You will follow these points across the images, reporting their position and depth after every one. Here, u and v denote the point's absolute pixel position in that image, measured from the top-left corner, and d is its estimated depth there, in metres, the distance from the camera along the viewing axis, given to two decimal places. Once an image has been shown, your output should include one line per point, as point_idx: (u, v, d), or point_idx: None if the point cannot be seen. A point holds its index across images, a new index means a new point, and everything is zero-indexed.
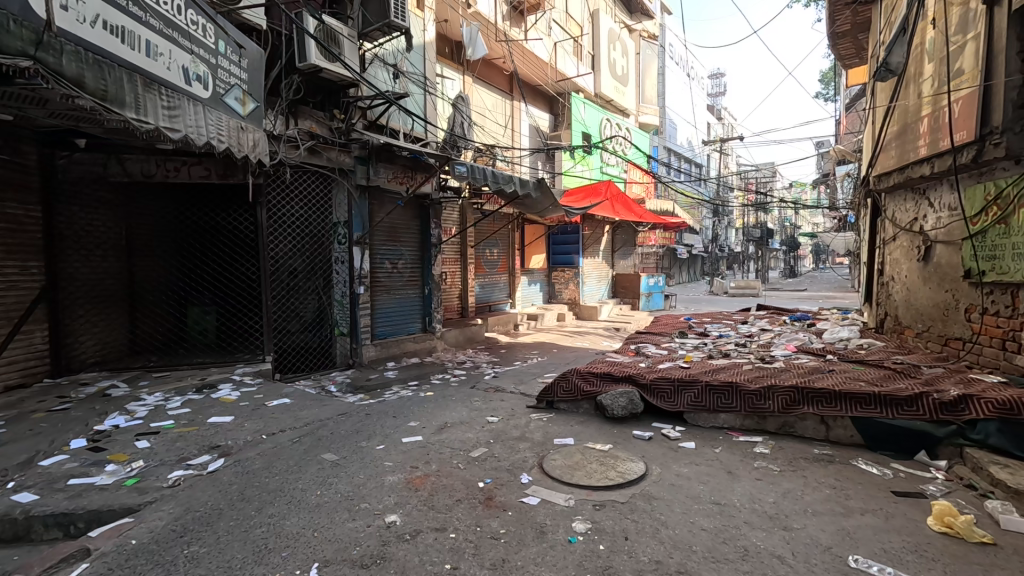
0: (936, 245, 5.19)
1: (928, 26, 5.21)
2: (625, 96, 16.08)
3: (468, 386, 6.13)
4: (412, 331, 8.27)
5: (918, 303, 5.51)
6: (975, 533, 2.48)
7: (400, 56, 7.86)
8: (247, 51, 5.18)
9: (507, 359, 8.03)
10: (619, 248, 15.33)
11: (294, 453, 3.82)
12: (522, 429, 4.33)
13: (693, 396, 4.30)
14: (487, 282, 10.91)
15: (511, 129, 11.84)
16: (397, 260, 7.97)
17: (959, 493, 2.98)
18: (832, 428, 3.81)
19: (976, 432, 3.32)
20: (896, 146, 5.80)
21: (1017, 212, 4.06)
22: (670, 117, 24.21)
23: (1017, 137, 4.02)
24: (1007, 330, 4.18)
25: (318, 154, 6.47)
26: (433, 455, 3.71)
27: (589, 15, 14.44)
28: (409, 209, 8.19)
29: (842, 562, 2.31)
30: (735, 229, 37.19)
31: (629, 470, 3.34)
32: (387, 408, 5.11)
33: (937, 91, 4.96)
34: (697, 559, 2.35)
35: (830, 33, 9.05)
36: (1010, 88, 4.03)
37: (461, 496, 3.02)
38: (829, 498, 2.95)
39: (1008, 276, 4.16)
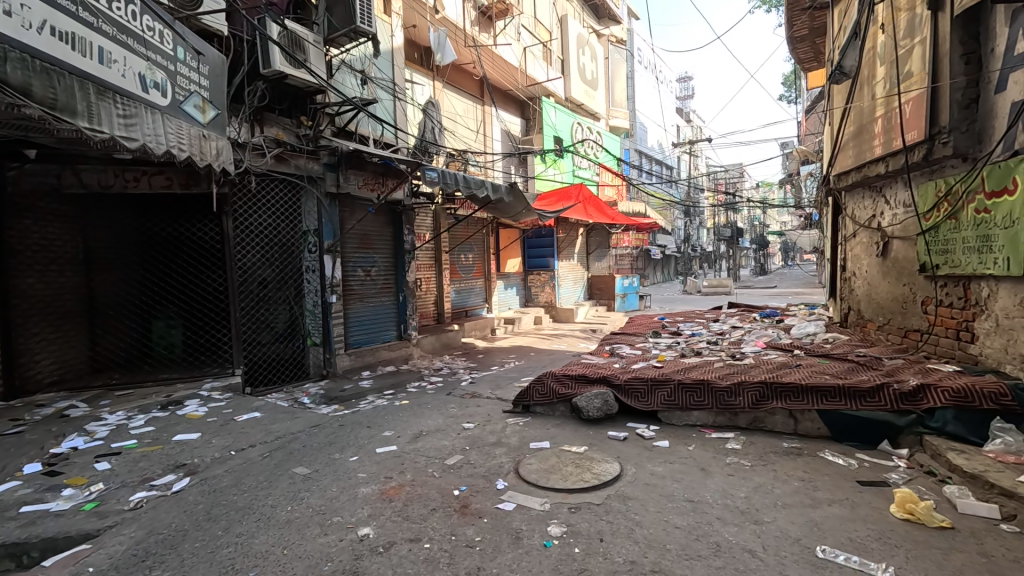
0: (893, 240, 5.40)
1: (879, 30, 5.43)
2: (596, 100, 16.27)
3: (445, 393, 6.08)
4: (387, 339, 8.16)
5: (878, 297, 5.71)
6: (934, 518, 2.57)
7: (368, 62, 7.77)
8: (208, 58, 5.06)
9: (484, 364, 8.00)
10: (593, 249, 15.46)
11: (265, 468, 3.73)
12: (498, 434, 4.31)
13: (666, 395, 4.36)
14: (463, 288, 10.86)
15: (482, 134, 11.88)
16: (370, 267, 7.87)
17: (919, 480, 3.09)
18: (800, 421, 3.91)
19: (934, 420, 3.44)
20: (853, 146, 6.01)
21: (966, 208, 4.25)
22: (640, 120, 24.63)
23: (963, 137, 4.21)
24: (961, 321, 4.36)
25: (285, 161, 6.39)
26: (407, 465, 3.66)
27: (558, 20, 14.59)
28: (381, 214, 8.10)
29: (810, 553, 2.37)
30: (707, 228, 37.96)
31: (605, 471, 3.37)
32: (362, 418, 5.02)
33: (889, 92, 5.16)
34: (671, 558, 2.37)
35: (789, 38, 9.34)
36: (955, 89, 4.22)
37: (435, 505, 2.99)
38: (798, 490, 3.02)
39: (959, 270, 4.36)
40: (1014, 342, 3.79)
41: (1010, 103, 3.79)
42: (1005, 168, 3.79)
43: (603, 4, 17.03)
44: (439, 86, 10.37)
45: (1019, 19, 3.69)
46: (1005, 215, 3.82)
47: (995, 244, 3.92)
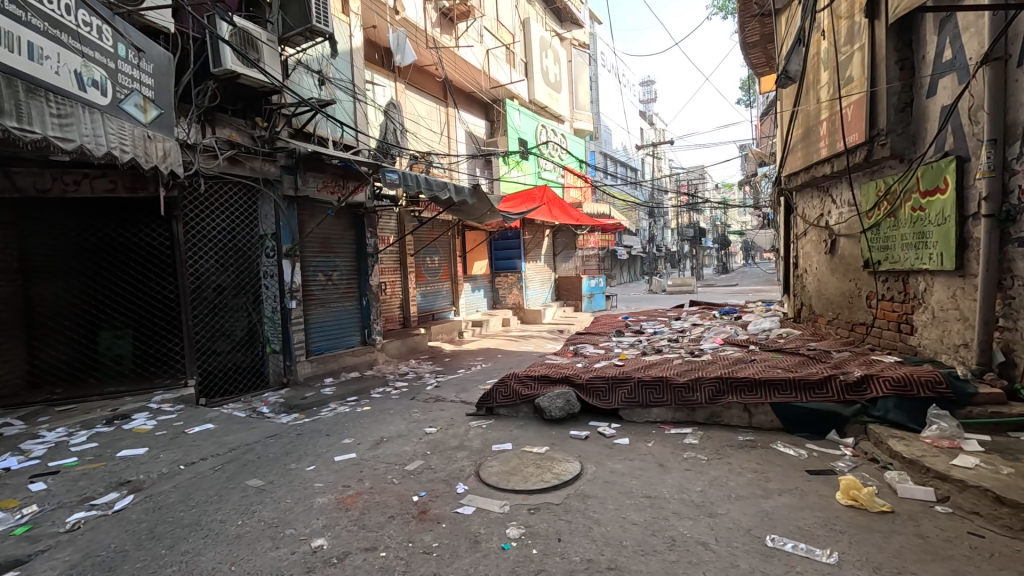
0: (840, 238, 5.64)
1: (822, 37, 5.66)
2: (560, 102, 16.43)
3: (409, 397, 6.00)
4: (351, 345, 8.01)
5: (827, 292, 5.94)
6: (876, 503, 2.68)
7: (325, 62, 7.61)
8: (152, 56, 4.85)
9: (451, 367, 7.93)
10: (560, 251, 15.59)
11: (216, 481, 3.58)
12: (460, 437, 4.28)
13: (626, 393, 4.42)
14: (429, 291, 10.76)
15: (445, 136, 11.81)
16: (331, 271, 7.69)
17: (864, 467, 3.22)
18: (754, 414, 4.03)
19: (877, 409, 3.60)
20: (801, 147, 6.24)
21: (903, 207, 4.48)
22: (604, 122, 25.00)
23: (899, 139, 4.43)
24: (902, 314, 4.58)
25: (239, 163, 6.19)
26: (366, 472, 3.59)
27: (520, 23, 14.69)
28: (342, 218, 7.94)
29: (760, 542, 2.43)
30: (671, 229, 38.82)
31: (565, 471, 3.37)
32: (322, 426, 4.90)
33: (832, 96, 5.38)
34: (627, 555, 2.38)
35: (742, 43, 9.64)
36: (892, 94, 4.43)
37: (393, 512, 2.93)
38: (751, 482, 3.10)
39: (898, 265, 4.58)
40: (948, 332, 4.00)
41: (940, 108, 4.03)
42: (936, 168, 4.02)
43: (565, 8, 17.20)
44: (400, 87, 10.26)
45: (947, 28, 3.93)
46: (938, 212, 4.03)
47: (930, 241, 4.13)
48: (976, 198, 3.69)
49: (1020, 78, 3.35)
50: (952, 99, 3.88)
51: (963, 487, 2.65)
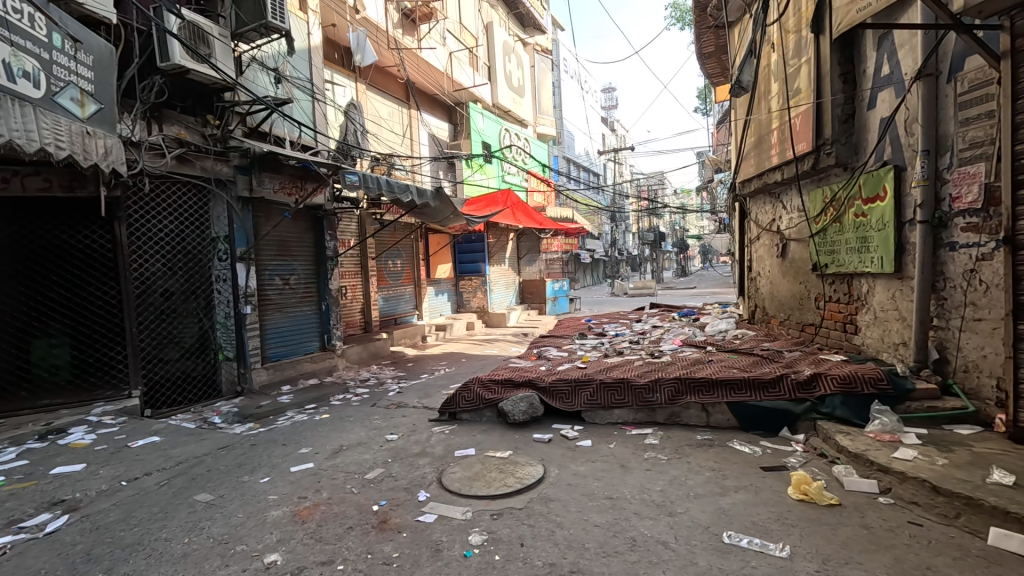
0: (790, 242, 5.88)
1: (771, 49, 5.91)
2: (523, 106, 16.56)
3: (370, 404, 5.86)
4: (310, 350, 7.77)
5: (779, 295, 6.18)
6: (824, 496, 2.80)
7: (282, 59, 7.38)
8: (91, 47, 4.58)
9: (414, 373, 7.80)
10: (524, 255, 15.67)
11: (161, 497, 3.39)
12: (423, 444, 4.21)
13: (588, 395, 4.46)
14: (392, 295, 10.58)
15: (408, 138, 11.67)
16: (289, 275, 7.46)
17: (814, 462, 3.35)
18: (712, 414, 4.14)
19: (825, 406, 3.76)
20: (754, 155, 6.49)
21: (847, 212, 4.70)
22: (567, 127, 25.33)
23: (843, 148, 4.65)
24: (847, 315, 4.81)
25: (188, 163, 5.91)
26: (324, 482, 3.47)
27: (483, 27, 14.72)
28: (301, 220, 7.71)
29: (717, 540, 2.49)
30: (632, 233, 39.64)
31: (528, 475, 3.37)
32: (278, 435, 4.72)
33: (782, 106, 5.61)
34: (589, 557, 2.39)
35: (698, 53, 9.96)
36: (836, 105, 4.66)
37: (352, 523, 2.85)
38: (709, 480, 3.18)
39: (844, 269, 4.81)
40: (889, 332, 4.23)
41: (880, 119, 4.28)
42: (877, 176, 4.26)
43: (528, 13, 17.30)
44: (361, 88, 10.08)
45: (885, 45, 4.17)
46: (879, 218, 4.26)
47: (871, 245, 4.36)
48: (912, 205, 3.92)
49: (948, 93, 3.59)
50: (891, 112, 4.12)
51: (903, 478, 2.80)
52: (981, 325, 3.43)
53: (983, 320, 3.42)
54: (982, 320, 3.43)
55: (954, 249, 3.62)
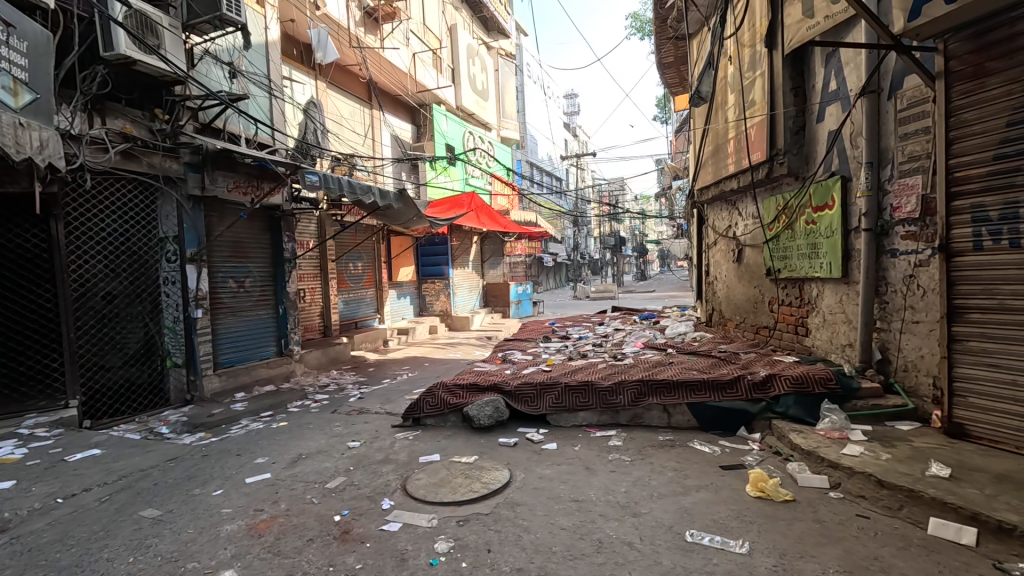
0: (745, 248, 6.12)
1: (728, 62, 6.14)
2: (486, 109, 16.58)
3: (330, 410, 5.70)
4: (266, 356, 7.49)
5: (735, 298, 6.42)
6: (780, 493, 2.90)
7: (238, 54, 7.11)
8: (26, 32, 4.28)
9: (375, 378, 7.63)
10: (488, 258, 15.66)
11: (103, 514, 3.17)
12: (386, 450, 4.12)
13: (554, 398, 4.48)
14: (352, 298, 10.34)
15: (370, 138, 11.46)
16: (244, 277, 7.17)
17: (769, 460, 3.48)
18: (673, 415, 4.24)
19: (779, 406, 3.91)
20: (712, 163, 6.73)
21: (799, 220, 4.93)
22: (530, 132, 25.50)
23: (794, 158, 4.89)
24: (799, 317, 5.04)
25: (134, 159, 5.60)
26: (282, 493, 3.34)
27: (447, 29, 14.65)
28: (257, 220, 7.43)
29: (680, 538, 2.54)
30: (594, 237, 40.32)
31: (494, 479, 3.35)
32: (231, 445, 4.51)
33: (738, 116, 5.84)
34: (557, 560, 2.40)
35: (658, 63, 10.23)
36: (788, 117, 4.88)
37: (313, 535, 2.75)
38: (671, 480, 3.24)
39: (795, 274, 5.03)
40: (837, 333, 4.45)
41: (827, 132, 4.51)
42: (825, 186, 4.49)
43: (492, 17, 17.33)
44: (322, 86, 9.83)
45: (832, 62, 4.41)
46: (827, 226, 4.48)
47: (820, 251, 4.59)
48: (857, 213, 4.14)
49: (889, 109, 3.82)
50: (837, 125, 4.35)
51: (851, 473, 2.94)
52: (919, 327, 3.66)
53: (921, 322, 3.64)
54: (920, 322, 3.65)
55: (895, 256, 3.85)
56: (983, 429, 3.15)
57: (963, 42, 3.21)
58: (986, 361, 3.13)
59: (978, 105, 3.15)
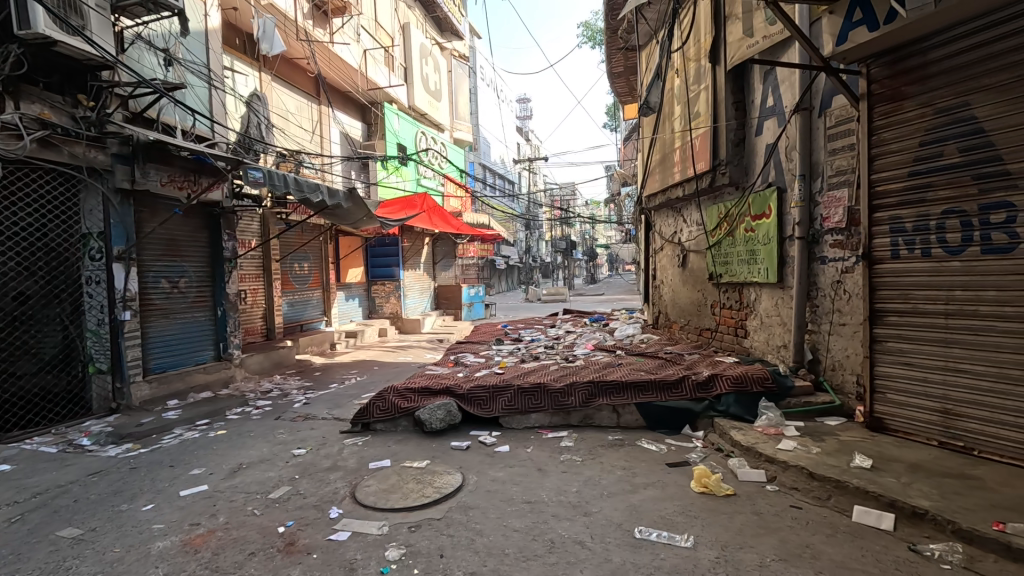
0: (690, 253, 6.38)
1: (675, 74, 6.39)
2: (439, 110, 16.44)
3: (274, 417, 5.46)
4: (203, 361, 7.07)
5: (680, 301, 6.68)
6: (722, 488, 3.05)
7: (174, 40, 6.70)
8: None
9: (322, 382, 7.38)
10: (439, 260, 15.51)
11: (13, 537, 2.89)
12: (333, 457, 3.99)
13: (506, 400, 4.50)
14: (298, 300, 9.96)
15: (318, 135, 11.12)
16: (178, 278, 6.75)
17: (712, 456, 3.64)
18: (622, 415, 4.35)
19: (721, 404, 4.10)
20: (659, 171, 6.98)
21: (739, 227, 5.20)
22: (483, 134, 25.51)
23: (735, 169, 5.16)
24: (738, 320, 5.31)
25: (53, 147, 5.08)
26: (221, 506, 3.16)
27: (399, 27, 14.43)
28: (193, 217, 7.01)
29: (630, 535, 2.61)
30: (545, 241, 40.82)
31: (446, 484, 3.31)
32: (163, 456, 4.23)
33: (684, 127, 6.09)
34: (509, 562, 2.40)
35: (609, 72, 10.51)
36: (729, 130, 5.14)
37: (254, 548, 2.62)
38: (620, 478, 3.33)
39: (735, 279, 5.30)
40: (773, 335, 4.71)
41: (765, 145, 4.79)
42: (762, 197, 4.76)
43: (445, 18, 17.24)
44: (266, 79, 9.43)
45: (769, 79, 4.68)
46: (764, 233, 4.75)
47: (758, 257, 4.85)
48: (792, 222, 4.41)
49: (820, 126, 4.10)
50: (774, 138, 4.63)
51: (785, 467, 3.13)
52: (845, 328, 3.94)
53: (846, 324, 3.93)
54: (845, 324, 3.93)
55: (824, 263, 4.13)
56: (899, 422, 3.43)
57: (882, 68, 3.50)
58: (901, 360, 3.41)
59: (895, 126, 3.44)
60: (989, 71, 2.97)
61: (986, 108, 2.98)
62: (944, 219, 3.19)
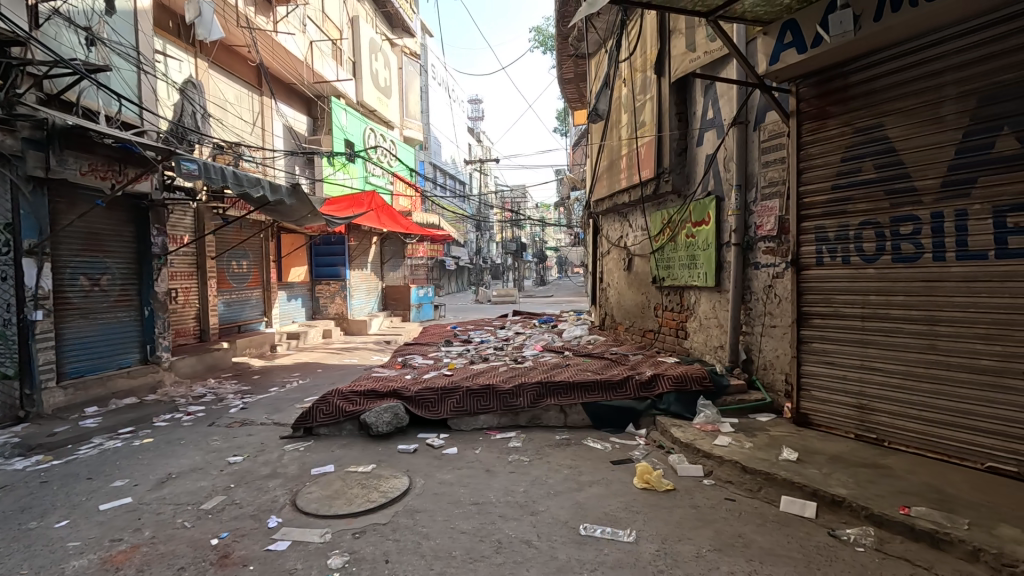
0: (635, 257, 6.59)
1: (623, 83, 6.60)
2: (388, 107, 16.15)
3: (207, 423, 5.16)
4: (127, 365, 6.58)
5: (625, 304, 6.89)
6: (662, 483, 3.17)
7: (97, 18, 6.20)
8: None
9: (262, 386, 7.05)
10: (387, 259, 15.21)
11: None
12: (273, 464, 3.82)
13: (454, 402, 4.47)
14: (235, 299, 9.47)
15: (259, 127, 10.63)
16: (99, 275, 6.24)
17: (654, 453, 3.78)
18: (569, 414, 4.43)
19: (662, 403, 4.27)
20: (606, 176, 7.18)
21: (680, 233, 5.43)
22: (434, 133, 25.26)
23: (677, 177, 5.39)
24: (679, 322, 5.54)
25: None
26: (147, 519, 2.96)
27: (348, 20, 14.04)
28: (118, 210, 6.52)
29: (575, 532, 2.66)
30: (496, 242, 40.92)
31: (392, 488, 3.25)
32: (80, 468, 3.90)
33: (630, 135, 6.30)
34: (456, 564, 2.39)
35: (560, 78, 10.69)
36: (673, 140, 5.37)
37: (184, 563, 2.47)
38: (567, 477, 3.39)
39: (677, 282, 5.53)
40: (711, 336, 4.95)
41: (705, 155, 5.04)
42: (702, 205, 5.00)
43: (396, 14, 16.97)
44: (202, 66, 8.93)
45: (710, 93, 4.92)
46: (703, 240, 4.99)
47: (698, 262, 5.09)
48: (728, 229, 4.66)
49: (755, 139, 4.36)
50: (714, 149, 4.88)
51: (721, 461, 3.30)
52: (775, 329, 4.19)
53: (776, 326, 4.19)
54: (775, 326, 4.20)
55: (757, 268, 4.39)
56: (822, 417, 3.71)
57: (811, 87, 3.77)
58: (824, 359, 3.68)
59: (821, 142, 3.70)
60: (901, 96, 3.26)
61: (898, 129, 3.27)
62: (861, 230, 3.47)
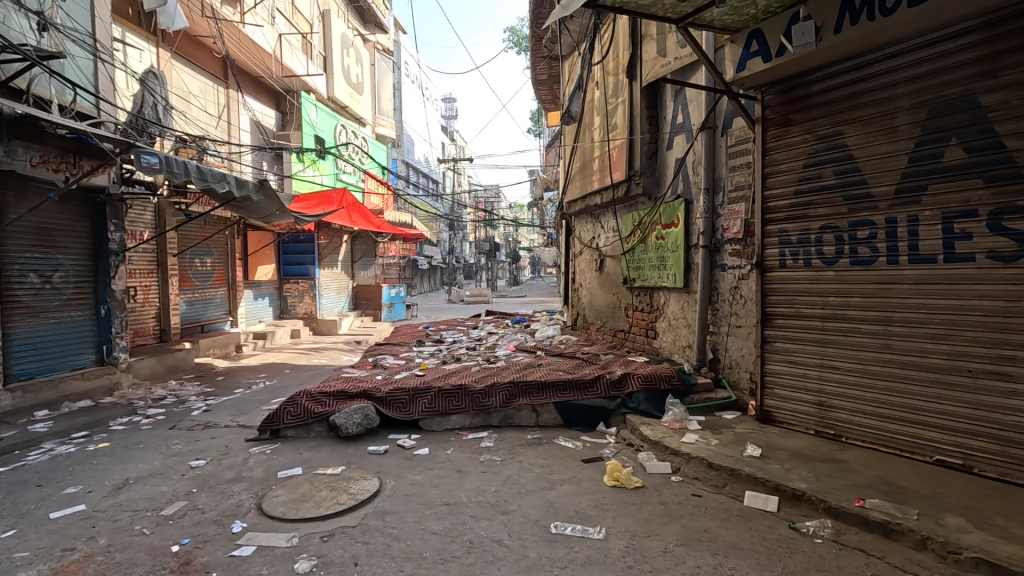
0: (606, 258, 6.68)
1: (595, 86, 6.67)
2: (360, 104, 15.90)
3: (168, 426, 4.98)
4: (80, 366, 6.29)
5: (597, 304, 6.97)
6: (631, 480, 3.22)
7: (50, 2, 5.90)
8: None
9: (226, 387, 6.83)
10: (358, 258, 14.97)
11: None
12: (238, 467, 3.72)
13: (425, 403, 4.44)
14: (198, 298, 9.17)
15: (225, 121, 10.32)
16: (50, 272, 5.95)
17: (623, 451, 3.84)
18: (541, 414, 4.46)
19: (632, 402, 4.34)
20: (579, 178, 7.25)
21: (651, 235, 5.52)
22: (407, 131, 25.01)
23: (648, 179, 5.48)
24: (649, 322, 5.64)
25: None
26: (102, 526, 2.83)
27: (319, 13, 13.76)
28: (71, 204, 6.23)
29: (546, 531, 2.68)
30: (469, 242, 40.79)
31: (362, 490, 3.21)
32: (29, 475, 3.70)
33: (602, 137, 6.38)
34: (427, 565, 2.38)
35: (534, 79, 10.74)
36: (644, 143, 5.46)
37: (142, 571, 2.38)
38: (538, 476, 3.41)
39: (647, 283, 5.63)
40: (679, 336, 5.06)
41: (675, 159, 5.14)
42: (671, 207, 5.10)
43: (369, 9, 16.73)
44: (163, 55, 8.62)
45: (679, 98, 5.03)
46: (673, 242, 5.09)
47: (667, 263, 5.19)
48: (697, 232, 4.77)
49: (722, 144, 4.48)
50: (683, 153, 4.98)
51: (688, 458, 3.37)
52: (740, 329, 4.32)
53: (741, 326, 4.31)
54: (740, 326, 4.32)
55: (724, 270, 4.51)
56: (784, 414, 3.84)
57: (775, 95, 3.89)
58: (786, 358, 3.81)
59: (785, 148, 3.83)
60: (859, 106, 3.40)
61: (856, 138, 3.41)
62: (821, 233, 3.61)
